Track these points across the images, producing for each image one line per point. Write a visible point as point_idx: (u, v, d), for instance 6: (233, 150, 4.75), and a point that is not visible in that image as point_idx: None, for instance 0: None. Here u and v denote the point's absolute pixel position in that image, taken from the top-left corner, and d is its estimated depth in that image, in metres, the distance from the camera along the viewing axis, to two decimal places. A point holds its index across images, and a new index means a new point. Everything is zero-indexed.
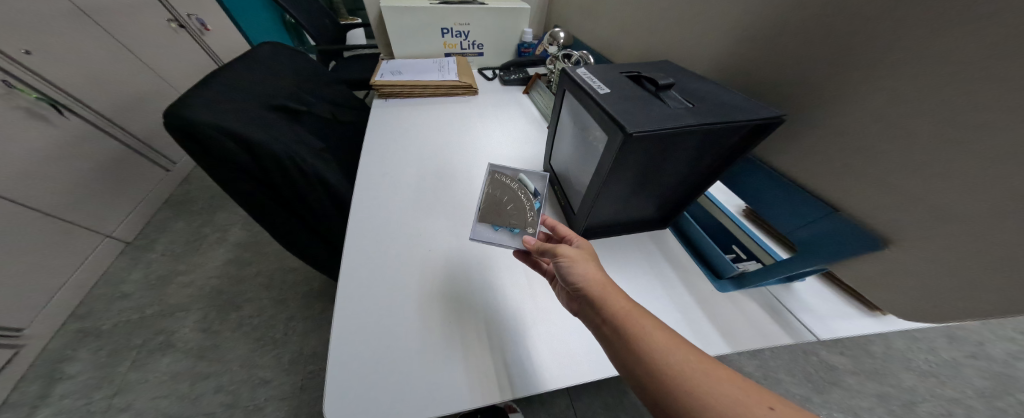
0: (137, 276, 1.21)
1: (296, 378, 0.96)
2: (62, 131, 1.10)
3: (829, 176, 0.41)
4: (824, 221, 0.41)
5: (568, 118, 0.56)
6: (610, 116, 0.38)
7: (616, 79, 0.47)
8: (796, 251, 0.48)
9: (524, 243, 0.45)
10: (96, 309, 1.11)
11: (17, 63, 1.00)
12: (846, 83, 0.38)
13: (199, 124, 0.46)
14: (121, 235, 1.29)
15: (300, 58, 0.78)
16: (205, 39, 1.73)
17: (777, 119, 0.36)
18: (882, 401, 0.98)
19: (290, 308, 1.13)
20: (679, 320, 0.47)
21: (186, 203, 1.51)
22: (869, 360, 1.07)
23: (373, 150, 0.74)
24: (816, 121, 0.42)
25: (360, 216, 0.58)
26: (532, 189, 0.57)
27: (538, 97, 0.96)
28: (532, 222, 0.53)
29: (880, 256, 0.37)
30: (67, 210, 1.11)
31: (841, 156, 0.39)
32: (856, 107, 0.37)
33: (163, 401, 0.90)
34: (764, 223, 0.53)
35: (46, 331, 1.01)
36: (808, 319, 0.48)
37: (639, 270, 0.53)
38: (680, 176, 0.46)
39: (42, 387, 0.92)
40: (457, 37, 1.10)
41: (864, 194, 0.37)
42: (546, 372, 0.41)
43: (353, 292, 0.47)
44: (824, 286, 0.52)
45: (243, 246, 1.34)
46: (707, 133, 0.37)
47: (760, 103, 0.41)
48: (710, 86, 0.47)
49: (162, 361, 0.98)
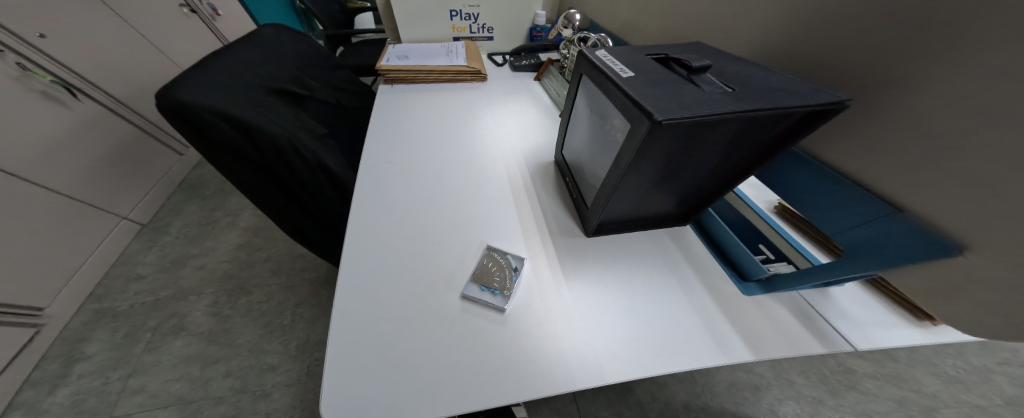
0: (151, 258, 1.23)
1: (302, 365, 0.97)
2: (77, 114, 1.10)
3: (890, 169, 0.36)
4: (881, 223, 0.37)
5: (584, 105, 0.52)
6: (633, 101, 0.34)
7: (641, 62, 0.43)
8: (841, 254, 0.46)
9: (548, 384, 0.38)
10: (113, 290, 1.13)
11: (31, 45, 0.99)
12: (920, 64, 0.32)
13: (193, 106, 0.44)
14: (137, 218, 1.31)
15: (305, 40, 0.75)
16: (216, 25, 1.71)
17: (841, 104, 0.32)
18: (902, 407, 0.94)
19: (298, 294, 1.14)
20: (698, 325, 0.44)
21: (198, 187, 1.52)
22: (890, 365, 1.03)
23: (379, 136, 0.71)
24: (880, 107, 0.37)
25: (363, 204, 0.55)
26: (515, 264, 0.48)
27: (550, 83, 0.92)
28: (509, 282, 0.45)
29: (946, 265, 0.33)
30: (86, 194, 1.13)
31: (906, 148, 0.34)
32: (932, 90, 0.32)
33: (175, 384, 0.92)
34: (805, 225, 0.51)
35: (65, 311, 1.04)
36: (845, 327, 0.44)
37: (655, 270, 0.50)
38: (709, 170, 0.42)
39: (61, 366, 0.95)
40: (466, 20, 1.05)
41: (930, 194, 0.33)
42: (554, 375, 0.38)
43: (353, 285, 0.45)
44: (864, 291, 0.48)
45: (253, 231, 1.35)
46: (749, 120, 0.33)
47: (816, 88, 0.37)
48: (750, 70, 0.42)
49: (175, 344, 1.00)
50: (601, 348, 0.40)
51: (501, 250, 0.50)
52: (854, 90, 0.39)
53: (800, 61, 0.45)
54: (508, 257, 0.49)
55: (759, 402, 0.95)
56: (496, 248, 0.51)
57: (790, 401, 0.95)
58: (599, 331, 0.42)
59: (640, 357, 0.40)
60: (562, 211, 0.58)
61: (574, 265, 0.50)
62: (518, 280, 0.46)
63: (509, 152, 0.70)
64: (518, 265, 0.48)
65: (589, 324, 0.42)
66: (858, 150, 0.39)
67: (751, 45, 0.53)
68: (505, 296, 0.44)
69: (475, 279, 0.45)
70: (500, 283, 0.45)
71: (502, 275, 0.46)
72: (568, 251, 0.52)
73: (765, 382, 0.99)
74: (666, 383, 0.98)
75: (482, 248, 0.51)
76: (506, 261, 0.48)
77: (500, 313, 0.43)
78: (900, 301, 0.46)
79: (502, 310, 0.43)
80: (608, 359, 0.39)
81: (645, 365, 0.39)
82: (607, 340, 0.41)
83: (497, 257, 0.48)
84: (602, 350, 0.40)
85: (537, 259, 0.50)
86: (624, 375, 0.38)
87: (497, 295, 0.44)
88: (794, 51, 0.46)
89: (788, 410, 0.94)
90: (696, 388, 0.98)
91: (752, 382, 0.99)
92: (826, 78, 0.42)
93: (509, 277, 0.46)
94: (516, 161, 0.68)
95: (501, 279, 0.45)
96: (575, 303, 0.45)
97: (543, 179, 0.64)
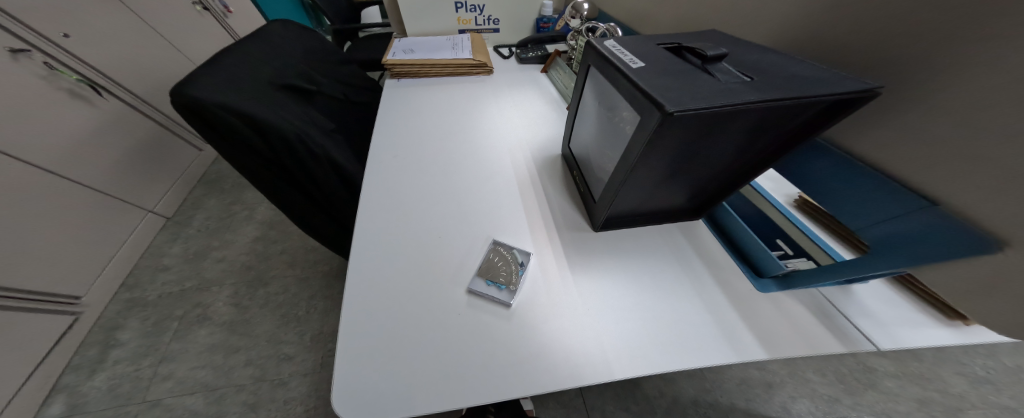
0: (176, 250, 1.29)
1: (317, 355, 1.01)
2: (103, 112, 1.15)
3: (928, 159, 0.33)
4: (914, 217, 0.34)
5: (591, 97, 0.51)
6: (643, 92, 0.32)
7: (652, 52, 0.41)
8: (867, 250, 0.44)
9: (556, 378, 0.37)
10: (142, 280, 1.19)
11: (56, 45, 1.03)
12: (967, 42, 0.30)
13: (206, 103, 0.45)
14: (162, 211, 1.37)
15: (312, 35, 0.75)
16: (227, 21, 1.73)
17: (868, 93, 0.30)
18: (924, 407, 0.91)
19: (312, 286, 1.18)
20: (708, 321, 0.43)
21: (217, 182, 1.57)
22: (914, 364, 0.99)
23: (385, 130, 0.71)
24: (918, 92, 0.34)
25: (370, 200, 0.56)
26: (521, 260, 0.48)
27: (558, 74, 0.89)
28: (515, 278, 0.45)
29: (983, 262, 0.30)
30: (114, 189, 1.18)
31: (946, 138, 0.32)
32: (974, 72, 0.29)
33: (201, 371, 0.97)
34: (827, 219, 0.49)
35: (100, 300, 1.10)
36: (868, 325, 0.42)
37: (665, 266, 0.49)
38: (724, 162, 0.40)
39: (98, 352, 1.00)
40: (471, 12, 1.03)
41: (966, 186, 0.31)
42: (558, 371, 0.38)
43: (360, 279, 0.45)
44: (889, 289, 0.46)
45: (269, 225, 1.39)
46: (768, 111, 0.31)
47: (842, 75, 0.35)
48: (770, 57, 0.40)
49: (200, 333, 1.05)
50: (607, 343, 0.40)
51: (507, 246, 0.50)
52: (888, 74, 0.36)
53: (827, 45, 0.43)
54: (514, 251, 0.48)
55: (771, 399, 0.94)
56: (503, 245, 0.50)
57: (803, 399, 0.93)
58: (606, 327, 0.41)
59: (648, 354, 0.39)
60: (568, 205, 0.57)
61: (580, 259, 0.49)
62: (523, 275, 0.46)
63: (515, 145, 0.69)
64: (524, 259, 0.48)
65: (596, 320, 0.42)
66: (891, 139, 0.36)
67: (774, 28, 0.50)
68: (511, 290, 0.44)
69: (481, 273, 0.45)
70: (506, 277, 0.45)
71: (508, 269, 0.46)
72: (574, 246, 0.51)
73: (778, 379, 0.97)
74: (674, 379, 0.98)
75: (489, 244, 0.50)
76: (513, 258, 0.48)
77: (505, 307, 0.43)
78: (929, 300, 0.43)
79: (506, 305, 0.43)
80: (614, 355, 0.39)
81: (653, 362, 0.39)
82: (615, 336, 0.40)
83: (503, 253, 0.48)
84: (609, 346, 0.40)
85: (544, 255, 0.49)
86: (631, 371, 0.38)
87: (502, 290, 0.44)
88: (820, 35, 0.43)
89: (801, 408, 0.92)
90: (705, 384, 0.97)
91: (764, 379, 0.97)
92: (858, 64, 0.39)
93: (515, 272, 0.46)
94: (522, 155, 0.67)
95: (508, 274, 0.45)
96: (582, 298, 0.44)
97: (550, 172, 0.63)
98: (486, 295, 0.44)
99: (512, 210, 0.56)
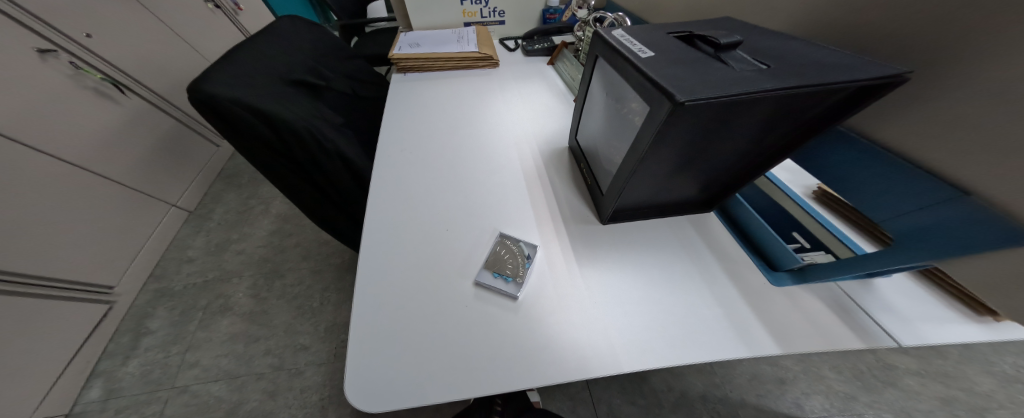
0: (199, 243, 1.34)
1: (331, 345, 1.04)
2: (126, 109, 1.19)
3: (956, 150, 0.32)
4: (939, 208, 0.33)
5: (599, 88, 0.49)
6: (652, 82, 0.31)
7: (662, 41, 0.40)
8: (891, 243, 0.42)
9: (564, 369, 0.37)
10: (169, 271, 1.25)
11: (79, 45, 1.07)
12: (1003, 26, 0.27)
13: (221, 99, 0.46)
14: (184, 205, 1.42)
15: (320, 30, 0.75)
16: (239, 19, 1.76)
17: (895, 79, 0.29)
18: (947, 405, 0.88)
19: (325, 278, 1.21)
20: (720, 315, 0.42)
21: (234, 177, 1.62)
22: (938, 362, 0.95)
23: (392, 124, 0.71)
24: (952, 80, 0.32)
25: (378, 194, 0.56)
26: (528, 253, 0.47)
27: (564, 66, 0.88)
28: (520, 272, 0.45)
29: (1013, 255, 0.29)
30: (139, 184, 1.23)
31: (981, 127, 0.30)
32: (1011, 58, 0.27)
33: (224, 359, 1.01)
34: (848, 211, 0.47)
35: (131, 290, 1.16)
36: (889, 321, 0.40)
37: (675, 259, 0.48)
38: (737, 153, 0.39)
39: (131, 339, 1.06)
40: (476, 4, 1.01)
41: (1000, 179, 0.29)
42: (565, 363, 0.38)
43: (370, 272, 0.46)
44: (914, 284, 0.44)
45: (284, 219, 1.43)
46: (786, 99, 0.30)
47: (867, 60, 0.33)
48: (789, 44, 0.38)
49: (223, 322, 1.10)
50: (615, 336, 0.40)
51: (514, 239, 0.50)
52: (917, 60, 0.34)
53: (850, 30, 0.40)
54: (520, 244, 0.49)
55: (783, 396, 0.92)
56: (511, 238, 0.50)
57: (817, 395, 0.91)
58: (614, 319, 0.41)
59: (656, 348, 0.39)
60: (576, 198, 0.57)
61: (587, 252, 0.49)
62: (530, 268, 0.46)
63: (521, 138, 0.68)
64: (531, 252, 0.48)
65: (602, 313, 0.42)
66: (917, 128, 0.34)
67: (796, 9, 0.47)
68: (518, 283, 0.44)
69: (488, 265, 0.46)
70: (512, 270, 0.45)
71: (515, 262, 0.46)
72: (582, 239, 0.50)
73: (791, 375, 0.96)
74: (682, 373, 0.97)
75: (497, 238, 0.50)
76: (518, 252, 0.47)
77: (511, 301, 0.43)
78: (957, 295, 0.42)
79: (513, 298, 0.43)
80: (620, 349, 0.39)
81: (661, 355, 0.38)
82: (622, 329, 0.40)
83: (510, 247, 0.48)
84: (617, 339, 0.39)
85: (550, 247, 0.49)
86: (639, 363, 0.38)
87: (510, 282, 0.44)
88: (843, 20, 0.41)
89: (814, 404, 0.90)
90: (715, 379, 0.96)
91: (776, 375, 0.96)
92: (885, 50, 0.37)
93: (522, 264, 0.46)
94: (530, 149, 0.66)
95: (515, 267, 0.45)
96: (589, 292, 0.44)
97: (556, 165, 0.63)
98: (491, 290, 0.44)
99: (519, 203, 0.55)
